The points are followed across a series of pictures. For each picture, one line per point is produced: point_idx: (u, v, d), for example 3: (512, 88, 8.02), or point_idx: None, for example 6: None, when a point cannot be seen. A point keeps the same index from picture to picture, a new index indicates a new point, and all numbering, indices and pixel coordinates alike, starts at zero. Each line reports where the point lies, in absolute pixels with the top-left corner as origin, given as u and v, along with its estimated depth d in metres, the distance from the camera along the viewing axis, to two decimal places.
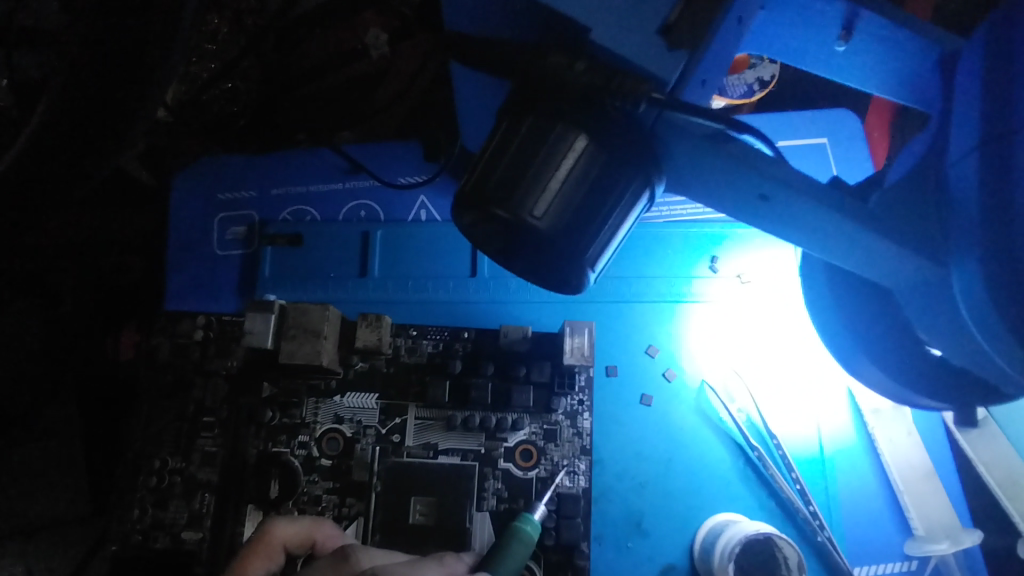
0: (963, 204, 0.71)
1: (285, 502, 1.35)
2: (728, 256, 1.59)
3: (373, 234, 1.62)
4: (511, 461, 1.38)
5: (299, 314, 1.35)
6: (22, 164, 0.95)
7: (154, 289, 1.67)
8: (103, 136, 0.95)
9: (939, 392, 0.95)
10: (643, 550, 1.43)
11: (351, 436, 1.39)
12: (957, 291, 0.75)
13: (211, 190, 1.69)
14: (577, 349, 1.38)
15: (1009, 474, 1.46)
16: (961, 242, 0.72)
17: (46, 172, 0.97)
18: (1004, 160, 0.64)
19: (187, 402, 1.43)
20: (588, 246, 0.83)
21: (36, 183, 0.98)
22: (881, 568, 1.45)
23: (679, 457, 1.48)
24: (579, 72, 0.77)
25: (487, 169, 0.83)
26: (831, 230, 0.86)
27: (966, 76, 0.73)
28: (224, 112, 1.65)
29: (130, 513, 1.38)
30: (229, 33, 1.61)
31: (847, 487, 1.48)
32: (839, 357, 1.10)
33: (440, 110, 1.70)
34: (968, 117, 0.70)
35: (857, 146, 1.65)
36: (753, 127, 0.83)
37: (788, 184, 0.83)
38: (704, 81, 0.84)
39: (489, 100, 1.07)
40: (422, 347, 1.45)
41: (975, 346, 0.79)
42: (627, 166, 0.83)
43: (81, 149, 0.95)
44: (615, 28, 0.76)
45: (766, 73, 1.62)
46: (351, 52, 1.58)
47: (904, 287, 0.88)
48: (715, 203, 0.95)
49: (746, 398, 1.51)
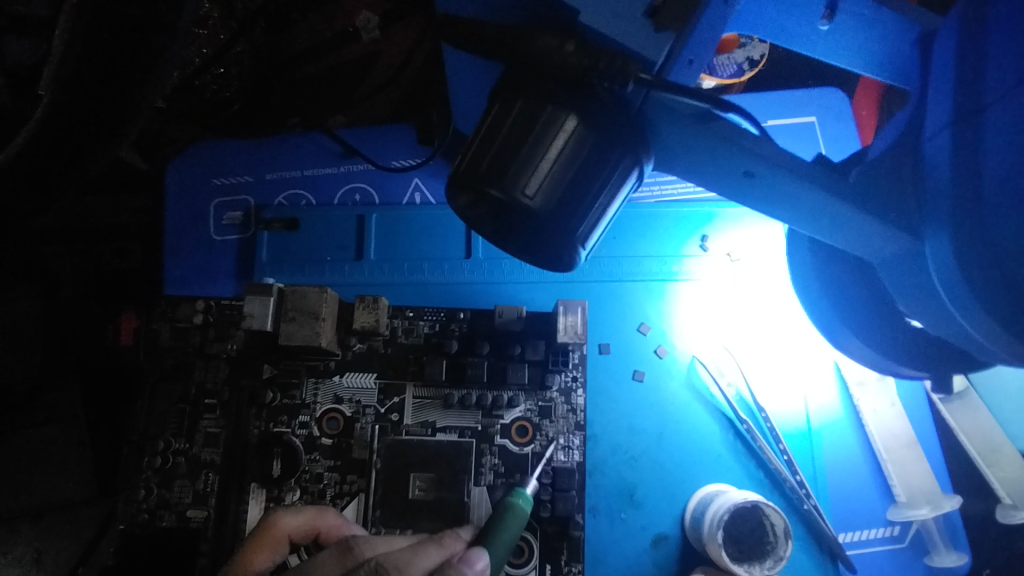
0: (937, 179, 0.74)
1: (288, 480, 1.39)
2: (718, 235, 1.62)
3: (369, 217, 1.64)
4: (507, 438, 1.42)
5: (298, 297, 1.38)
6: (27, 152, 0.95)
7: (151, 274, 1.68)
8: (104, 128, 0.97)
9: (919, 360, 1.00)
10: (637, 521, 1.47)
11: (351, 416, 1.42)
12: (930, 263, 0.78)
13: (206, 176, 1.71)
14: (570, 327, 1.41)
15: (987, 442, 1.52)
16: (935, 216, 0.75)
17: (49, 158, 0.97)
18: (975, 136, 0.68)
19: (189, 385, 1.45)
20: (578, 224, 0.86)
21: (39, 169, 0.98)
22: (865, 534, 1.50)
23: (670, 431, 1.52)
24: (569, 53, 0.79)
25: (480, 150, 0.86)
26: (815, 205, 0.89)
27: (942, 54, 0.75)
28: (217, 97, 1.62)
29: (136, 493, 1.41)
30: (220, 19, 1.58)
31: (832, 458, 1.53)
32: (826, 332, 1.14)
33: (435, 94, 1.67)
34: (942, 96, 0.72)
35: (844, 125, 1.68)
36: (738, 106, 0.86)
37: (770, 162, 0.86)
38: (691, 61, 0.86)
39: (480, 81, 1.09)
40: (419, 328, 1.48)
41: (947, 317, 0.82)
42: (616, 145, 0.86)
43: (82, 133, 0.96)
44: (604, 10, 0.78)
45: (756, 53, 1.63)
46: (343, 35, 1.60)
47: (883, 260, 0.92)
48: (703, 181, 0.98)
49: (736, 373, 1.55)
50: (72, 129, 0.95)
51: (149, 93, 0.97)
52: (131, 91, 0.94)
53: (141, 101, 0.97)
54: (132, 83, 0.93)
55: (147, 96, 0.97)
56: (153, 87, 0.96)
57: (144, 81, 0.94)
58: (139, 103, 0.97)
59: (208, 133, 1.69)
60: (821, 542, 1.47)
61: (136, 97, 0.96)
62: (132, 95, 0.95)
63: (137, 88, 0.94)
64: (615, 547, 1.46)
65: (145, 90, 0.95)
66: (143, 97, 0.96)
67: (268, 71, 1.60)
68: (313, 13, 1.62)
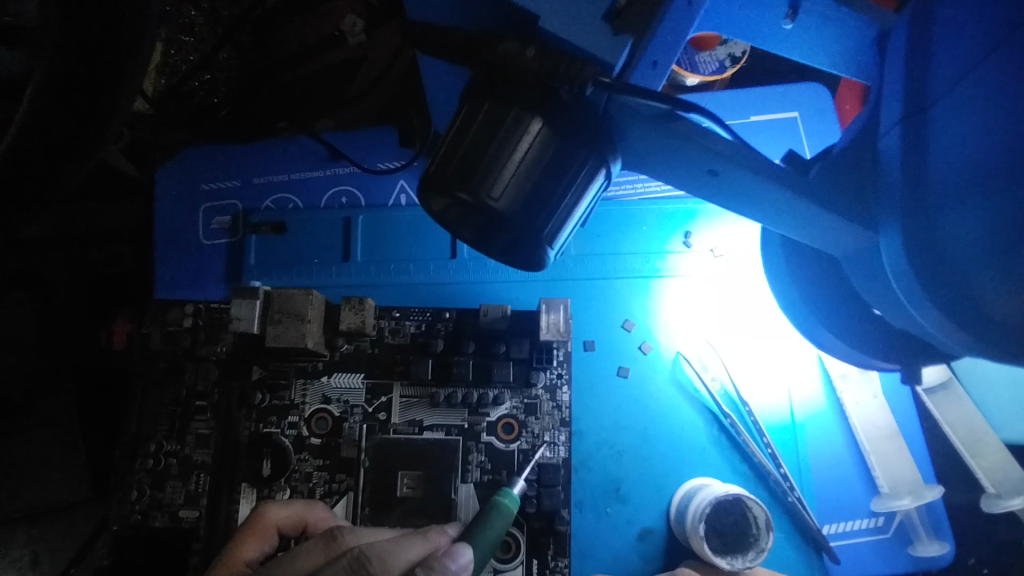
0: (891, 175, 0.76)
1: (278, 480, 1.41)
2: (701, 231, 1.63)
3: (355, 219, 1.66)
4: (493, 435, 1.44)
5: (284, 299, 1.39)
6: (20, 141, 0.97)
7: (142, 279, 1.71)
8: (93, 114, 0.99)
9: (889, 352, 1.01)
10: (623, 515, 1.49)
11: (339, 416, 1.44)
12: (885, 257, 0.80)
13: (195, 180, 1.73)
14: (553, 325, 1.43)
15: (971, 432, 1.54)
16: (889, 213, 0.77)
17: (41, 146, 0.99)
18: (923, 133, 0.71)
19: (180, 387, 1.48)
20: (545, 224, 0.88)
21: (33, 159, 1.00)
22: (849, 526, 1.52)
23: (656, 425, 1.54)
24: (529, 58, 0.80)
25: (448, 153, 0.87)
26: (778, 200, 0.91)
27: (895, 53, 0.77)
28: (205, 103, 1.67)
29: (129, 494, 1.43)
30: (206, 25, 1.63)
31: (816, 450, 1.55)
32: (801, 327, 1.16)
33: (416, 97, 1.68)
34: (895, 94, 0.75)
35: (827, 119, 1.69)
36: (700, 106, 0.87)
37: (732, 161, 0.88)
38: (655, 62, 0.88)
39: (454, 86, 1.12)
40: (406, 328, 1.50)
41: (904, 310, 0.84)
42: (581, 147, 0.88)
43: (71, 119, 0.98)
44: (563, 15, 0.80)
45: (738, 49, 1.64)
46: (329, 38, 1.64)
47: (849, 256, 0.93)
48: (671, 179, 1.00)
49: (720, 368, 1.57)
50: (62, 119, 0.98)
51: (122, 92, 0.99)
52: (103, 88, 0.97)
53: (120, 99, 1.00)
54: (103, 79, 0.96)
55: (122, 93, 0.99)
56: (126, 88, 0.99)
57: (115, 80, 0.97)
58: (117, 103, 1.00)
59: (195, 138, 1.72)
60: (805, 533, 1.49)
61: (111, 94, 0.98)
62: (108, 92, 0.98)
63: (111, 86, 0.97)
64: (602, 541, 1.48)
65: (119, 86, 0.98)
66: (118, 96, 0.99)
67: (252, 74, 1.64)
68: (301, 17, 1.65)
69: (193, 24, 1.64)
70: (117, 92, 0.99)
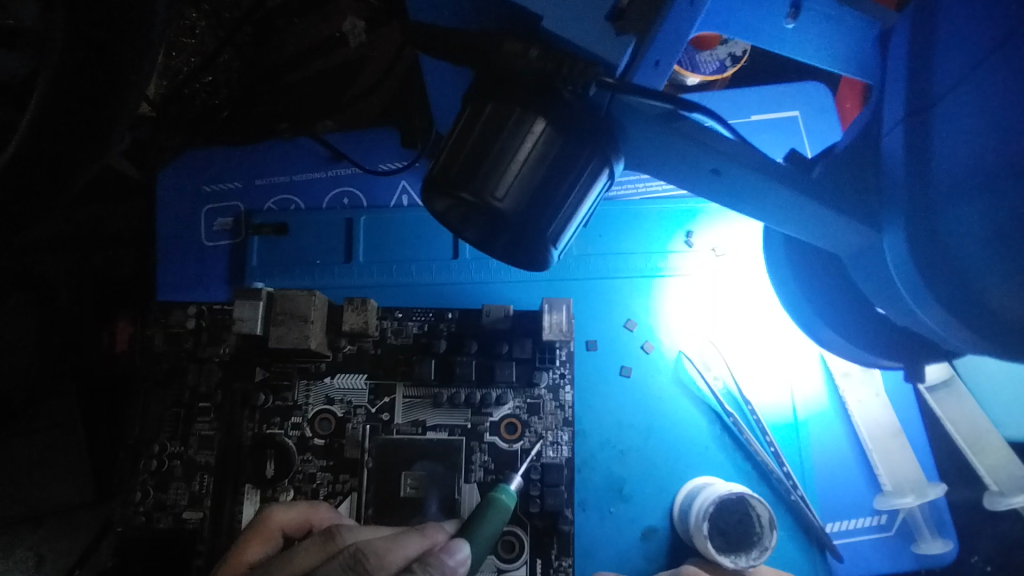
0: (894, 174, 0.76)
1: (281, 481, 1.41)
2: (703, 231, 1.63)
3: (357, 220, 1.66)
4: (496, 435, 1.44)
5: (286, 300, 1.40)
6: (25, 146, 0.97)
7: (145, 281, 1.71)
8: (99, 113, 0.99)
9: (892, 350, 1.02)
10: (626, 514, 1.49)
11: (342, 416, 1.45)
12: (887, 254, 0.80)
13: (198, 182, 1.72)
14: (555, 325, 1.43)
15: (973, 430, 1.54)
16: (891, 212, 0.77)
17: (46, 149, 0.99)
18: (925, 132, 0.71)
19: (183, 389, 1.48)
20: (549, 223, 0.88)
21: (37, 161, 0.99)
22: (851, 524, 1.52)
23: (658, 424, 1.54)
24: (533, 58, 0.82)
25: (452, 153, 0.87)
26: (779, 198, 0.91)
27: (896, 53, 0.78)
28: (207, 105, 1.66)
29: (133, 496, 1.43)
30: (207, 27, 1.64)
31: (818, 448, 1.55)
32: (804, 325, 1.16)
33: (417, 97, 1.69)
34: (897, 92, 0.76)
35: (827, 118, 1.69)
36: (702, 105, 0.88)
37: (734, 160, 0.88)
38: (657, 62, 0.88)
39: (456, 87, 1.12)
40: (408, 328, 1.50)
41: (908, 308, 0.84)
42: (584, 147, 0.88)
43: (81, 116, 0.98)
44: (567, 17, 0.80)
45: (738, 48, 1.64)
46: (329, 40, 1.65)
47: (852, 255, 0.93)
48: (674, 178, 1.01)
49: (722, 367, 1.57)
50: (69, 118, 0.97)
51: (136, 79, 1.00)
52: (118, 72, 0.97)
53: (132, 88, 1.00)
54: (120, 62, 0.96)
55: (136, 78, 1.00)
56: (138, 76, 1.00)
57: (132, 62, 0.97)
58: (129, 93, 1.00)
59: (196, 140, 1.72)
60: (809, 532, 1.49)
61: (126, 78, 0.98)
62: (125, 77, 0.98)
63: (126, 70, 0.97)
64: (605, 540, 1.48)
65: (133, 71, 0.98)
66: (133, 82, 1.00)
67: (255, 75, 1.64)
68: (299, 18, 1.65)
69: (194, 27, 1.64)
70: (130, 76, 0.99)
